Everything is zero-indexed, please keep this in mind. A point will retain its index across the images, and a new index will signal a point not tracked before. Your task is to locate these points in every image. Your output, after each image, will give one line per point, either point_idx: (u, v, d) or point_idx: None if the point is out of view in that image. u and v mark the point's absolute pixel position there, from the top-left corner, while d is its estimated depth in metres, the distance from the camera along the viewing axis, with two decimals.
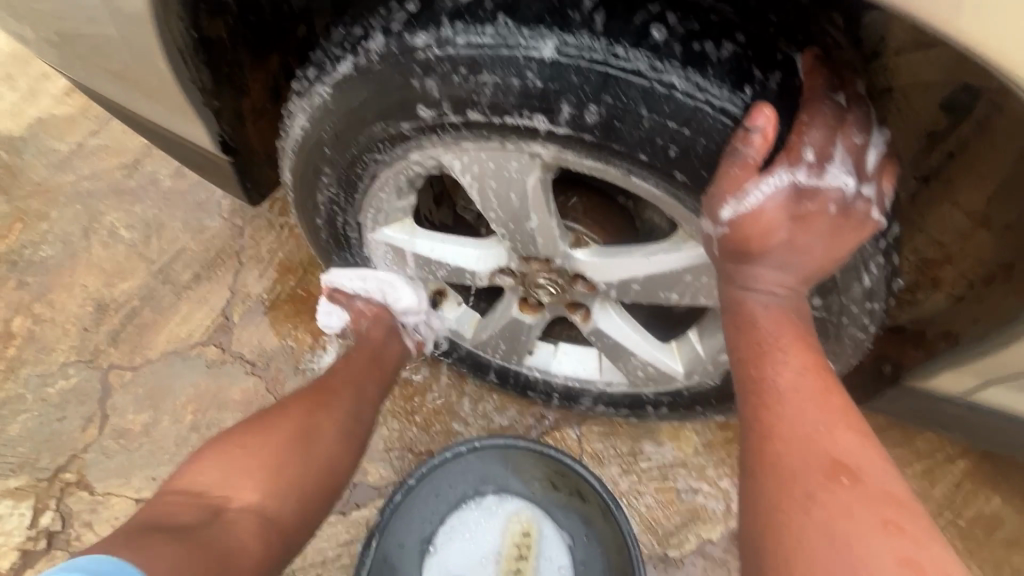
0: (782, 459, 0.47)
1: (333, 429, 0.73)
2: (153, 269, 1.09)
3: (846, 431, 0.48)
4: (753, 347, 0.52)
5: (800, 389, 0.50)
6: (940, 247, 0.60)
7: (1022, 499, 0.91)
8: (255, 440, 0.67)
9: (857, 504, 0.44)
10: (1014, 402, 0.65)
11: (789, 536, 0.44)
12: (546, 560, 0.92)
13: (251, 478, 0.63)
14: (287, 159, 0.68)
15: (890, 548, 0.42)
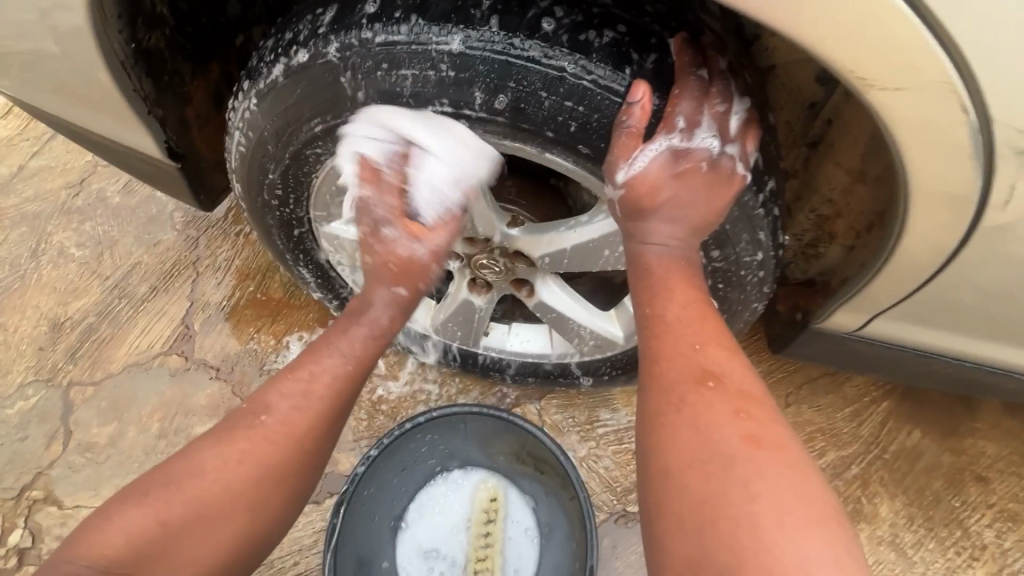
0: (664, 375, 0.60)
1: (273, 490, 0.67)
2: (107, 285, 1.33)
3: (716, 348, 0.60)
4: (647, 290, 0.63)
5: (682, 317, 0.62)
6: (834, 206, 0.84)
7: (875, 429, 1.26)
8: (183, 502, 0.62)
9: (719, 402, 0.56)
10: (892, 332, 0.82)
11: (667, 430, 0.57)
12: (512, 522, 1.04)
13: (178, 559, 0.60)
14: (233, 155, 0.77)
15: (739, 430, 0.54)
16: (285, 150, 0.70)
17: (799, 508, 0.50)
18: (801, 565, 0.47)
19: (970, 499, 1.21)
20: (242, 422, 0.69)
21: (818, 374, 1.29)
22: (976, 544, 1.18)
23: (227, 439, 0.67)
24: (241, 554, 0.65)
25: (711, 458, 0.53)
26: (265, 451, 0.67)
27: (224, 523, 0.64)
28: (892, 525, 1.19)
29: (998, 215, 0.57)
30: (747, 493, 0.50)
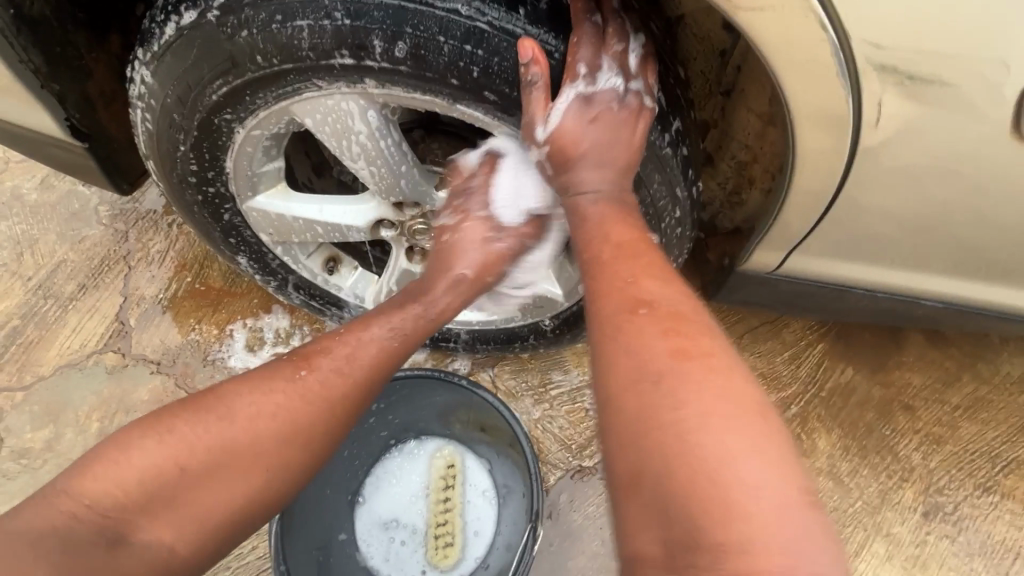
0: (601, 308, 0.62)
1: (298, 455, 0.68)
2: (30, 285, 1.26)
3: (648, 278, 0.62)
4: (584, 234, 0.67)
5: (615, 256, 0.64)
6: (749, 150, 0.88)
7: (813, 368, 1.33)
8: (208, 449, 0.64)
9: (654, 328, 0.58)
10: (808, 267, 0.87)
11: (606, 358, 0.59)
12: (470, 486, 1.05)
13: (185, 506, 0.62)
14: (139, 131, 0.75)
15: (669, 346, 0.56)
16: (192, 120, 0.68)
17: (732, 418, 0.51)
18: (727, 459, 0.49)
19: (899, 426, 1.30)
20: (279, 372, 0.71)
21: (758, 323, 1.36)
22: (907, 467, 1.26)
23: (267, 389, 0.69)
24: (245, 513, 0.66)
25: (649, 377, 0.55)
26: (297, 408, 0.69)
27: (238, 478, 0.65)
28: (829, 455, 1.26)
29: (872, 134, 0.62)
30: (682, 408, 0.52)
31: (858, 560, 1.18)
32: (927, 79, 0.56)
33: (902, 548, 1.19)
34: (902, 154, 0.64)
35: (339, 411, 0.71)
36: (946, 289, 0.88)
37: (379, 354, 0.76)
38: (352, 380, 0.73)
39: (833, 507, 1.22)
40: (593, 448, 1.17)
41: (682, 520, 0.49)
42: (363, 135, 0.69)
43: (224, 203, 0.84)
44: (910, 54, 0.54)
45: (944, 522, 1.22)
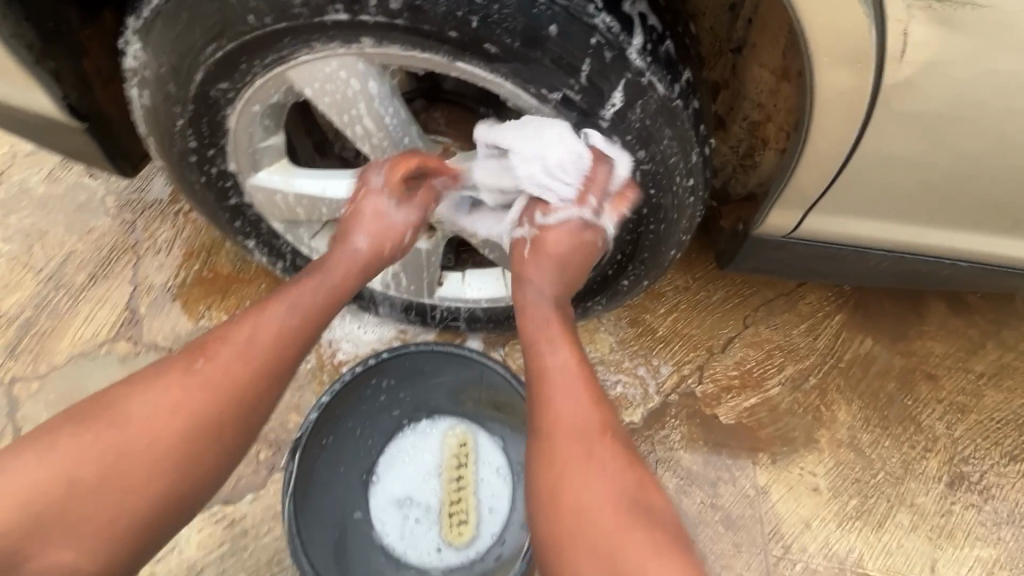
0: (557, 428, 0.67)
1: (201, 446, 0.65)
2: (41, 277, 1.27)
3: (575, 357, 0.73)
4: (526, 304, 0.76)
5: (564, 369, 0.70)
6: (761, 109, 0.85)
7: (832, 339, 1.30)
8: (83, 457, 0.61)
9: (590, 454, 0.65)
10: (826, 227, 0.84)
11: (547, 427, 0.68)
12: (484, 463, 1.04)
13: (80, 520, 0.60)
14: (134, 107, 0.74)
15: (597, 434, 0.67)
16: (186, 91, 0.66)
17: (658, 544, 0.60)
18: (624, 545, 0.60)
19: (921, 396, 1.27)
20: (173, 363, 0.68)
21: (773, 295, 1.33)
22: (931, 437, 1.23)
23: (144, 383, 0.66)
24: (158, 511, 0.64)
25: (579, 511, 0.62)
26: (190, 401, 0.66)
27: (98, 483, 0.61)
28: (850, 427, 1.23)
29: (898, 67, 0.60)
30: (617, 538, 0.60)
31: (882, 531, 1.14)
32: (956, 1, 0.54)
33: (927, 518, 1.15)
34: (927, 92, 0.61)
35: (238, 396, 0.68)
36: (971, 246, 0.85)
37: (275, 339, 0.71)
38: (227, 362, 0.69)
39: (854, 479, 1.17)
40: None
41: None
42: (362, 106, 0.68)
43: (228, 185, 0.84)
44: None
45: (970, 492, 1.18)
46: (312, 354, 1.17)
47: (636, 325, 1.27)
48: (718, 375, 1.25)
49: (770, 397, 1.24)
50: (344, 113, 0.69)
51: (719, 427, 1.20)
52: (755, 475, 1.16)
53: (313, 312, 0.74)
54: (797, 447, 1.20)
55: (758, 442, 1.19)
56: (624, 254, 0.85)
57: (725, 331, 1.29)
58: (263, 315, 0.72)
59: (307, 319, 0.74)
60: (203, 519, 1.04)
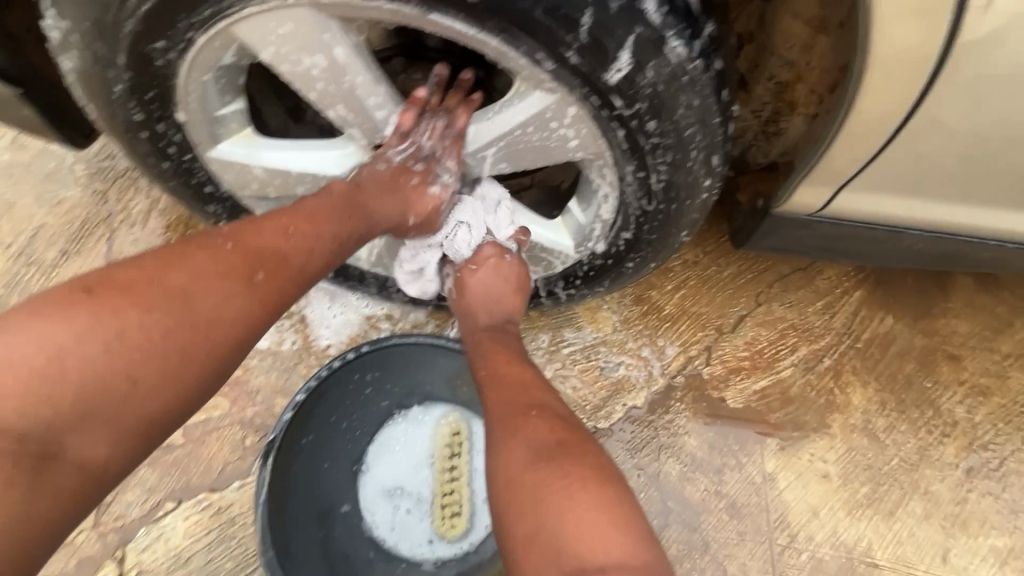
0: (493, 413, 0.72)
1: (232, 352, 0.61)
2: (11, 252, 1.20)
3: (503, 358, 0.79)
4: (468, 326, 0.86)
5: (495, 367, 0.77)
6: (792, 68, 0.73)
7: (848, 316, 1.23)
8: (139, 348, 0.54)
9: (520, 428, 0.68)
10: (859, 207, 0.74)
11: (486, 408, 0.74)
12: (478, 452, 0.99)
13: (114, 409, 0.53)
14: (66, 71, 0.64)
15: (526, 407, 0.71)
16: (117, 50, 0.58)
17: (576, 488, 0.60)
18: (536, 491, 0.61)
19: (942, 378, 1.20)
20: (219, 261, 0.61)
21: (788, 270, 1.25)
22: (949, 421, 1.17)
23: (202, 276, 0.60)
24: (175, 410, 0.57)
25: (511, 481, 0.64)
26: (233, 301, 0.60)
27: (155, 381, 0.55)
28: (865, 411, 1.16)
29: (974, 27, 0.51)
30: (537, 489, 0.61)
31: (893, 520, 1.09)
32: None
33: (940, 506, 1.11)
34: (1001, 55, 0.53)
35: (275, 310, 0.64)
36: (1015, 227, 0.77)
37: (307, 255, 0.67)
38: (283, 280, 0.65)
39: (866, 466, 1.12)
40: (609, 408, 1.13)
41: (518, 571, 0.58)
42: (326, 75, 0.60)
43: (192, 164, 0.75)
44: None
45: (987, 479, 1.13)
46: (299, 335, 1.12)
47: (641, 303, 1.20)
48: (727, 356, 1.18)
49: (782, 379, 1.18)
50: (307, 84, 0.61)
51: (726, 410, 1.14)
52: (762, 461, 1.11)
53: (345, 241, 0.70)
54: (808, 432, 1.14)
55: (767, 427, 1.14)
56: (630, 232, 0.77)
57: (736, 310, 1.21)
58: (294, 236, 0.67)
59: (340, 248, 0.70)
60: (189, 507, 1.01)
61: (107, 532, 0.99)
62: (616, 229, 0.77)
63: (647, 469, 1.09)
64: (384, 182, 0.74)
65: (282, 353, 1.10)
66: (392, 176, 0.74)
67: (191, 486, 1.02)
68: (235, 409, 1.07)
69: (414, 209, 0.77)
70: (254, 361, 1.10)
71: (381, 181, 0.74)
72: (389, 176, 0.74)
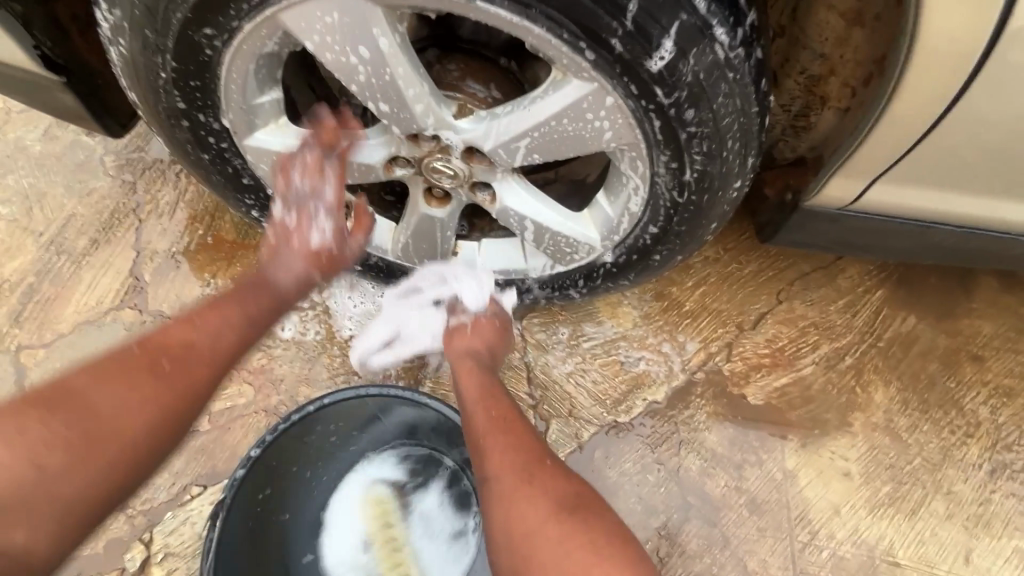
0: (500, 465, 0.73)
1: (154, 439, 0.62)
2: (42, 241, 1.22)
3: (501, 412, 0.80)
4: (462, 375, 0.86)
5: (495, 422, 0.78)
6: (823, 61, 0.73)
7: (869, 315, 1.22)
8: (43, 442, 0.56)
9: (529, 487, 0.70)
10: (892, 200, 0.74)
11: (485, 464, 0.74)
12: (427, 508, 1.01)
13: (39, 500, 0.55)
14: (113, 58, 0.66)
15: (533, 464, 0.72)
16: (166, 36, 0.59)
17: (595, 555, 0.64)
18: (561, 557, 0.64)
19: (965, 378, 1.19)
20: (131, 358, 0.63)
21: (809, 268, 1.24)
22: (973, 422, 1.16)
23: (107, 377, 0.61)
24: (98, 496, 0.58)
25: (528, 535, 0.66)
26: (144, 389, 0.62)
27: (72, 472, 0.56)
28: (887, 410, 1.16)
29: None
30: (564, 552, 0.64)
31: (916, 519, 1.09)
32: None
33: (964, 507, 1.10)
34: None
35: (193, 396, 0.65)
36: None
37: (215, 329, 0.69)
38: (189, 360, 0.66)
39: (888, 465, 1.11)
40: (629, 403, 1.13)
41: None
42: (368, 63, 0.61)
43: (229, 153, 0.76)
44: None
45: (1011, 481, 1.12)
46: (323, 325, 1.14)
47: (661, 299, 1.20)
48: (747, 353, 1.18)
49: (803, 376, 1.17)
50: (350, 73, 0.62)
51: (747, 407, 1.14)
52: (783, 458, 1.11)
53: (254, 315, 0.72)
54: (829, 430, 1.13)
55: (788, 424, 1.13)
56: (659, 225, 0.77)
57: (756, 307, 1.21)
58: (199, 322, 0.69)
59: (248, 322, 0.72)
60: (215, 492, 1.03)
61: (135, 515, 1.01)
62: (643, 222, 0.78)
63: (667, 464, 1.09)
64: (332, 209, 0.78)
65: (307, 343, 1.12)
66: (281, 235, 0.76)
67: (217, 472, 1.04)
68: (260, 397, 1.09)
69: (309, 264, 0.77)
70: (278, 350, 1.12)
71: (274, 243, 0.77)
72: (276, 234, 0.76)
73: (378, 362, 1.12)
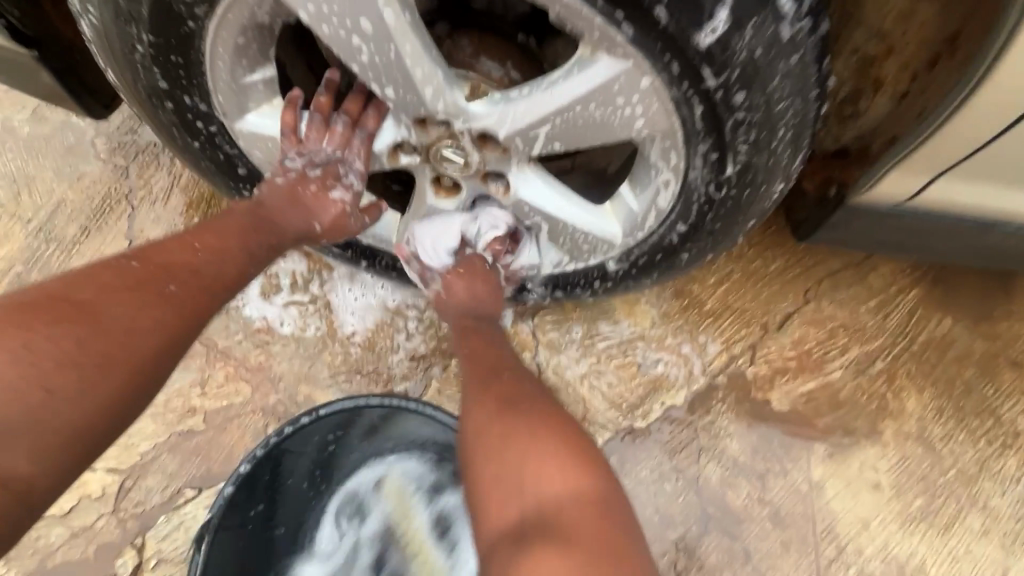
0: (472, 381, 0.75)
1: (156, 361, 0.59)
2: (31, 228, 1.17)
3: (481, 341, 0.82)
4: (447, 314, 0.87)
5: (472, 349, 0.80)
6: (882, 39, 0.64)
7: (903, 316, 1.15)
8: (50, 359, 0.53)
9: (492, 396, 0.71)
10: (953, 196, 0.67)
11: (462, 381, 0.76)
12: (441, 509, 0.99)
13: (42, 420, 0.52)
14: (86, 30, 0.59)
15: (503, 379, 0.74)
16: (140, 3, 0.52)
17: (536, 436, 0.65)
18: (518, 456, 0.64)
19: (1004, 385, 1.11)
20: (130, 275, 0.61)
21: (839, 266, 1.16)
22: (1011, 432, 1.09)
23: (112, 292, 0.59)
24: (104, 421, 0.55)
25: (489, 438, 0.67)
26: (148, 314, 0.59)
27: (73, 392, 0.54)
28: (920, 418, 1.09)
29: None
30: (519, 451, 0.64)
31: (949, 535, 1.03)
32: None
33: (1000, 523, 1.04)
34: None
35: (193, 323, 0.63)
36: None
37: (211, 257, 0.67)
38: (193, 288, 0.64)
39: (920, 477, 1.05)
40: (646, 407, 1.07)
41: (490, 526, 0.62)
42: (371, 38, 0.54)
43: (218, 138, 0.69)
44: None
45: None
46: (323, 321, 1.08)
47: (681, 297, 1.13)
48: (772, 356, 1.11)
49: (831, 381, 1.10)
50: (352, 49, 0.55)
51: (772, 413, 1.08)
52: (808, 468, 1.05)
53: (254, 251, 0.71)
54: (858, 438, 1.07)
55: (815, 432, 1.07)
56: (689, 223, 0.70)
57: (782, 306, 1.14)
58: (202, 249, 0.67)
59: (247, 255, 0.70)
60: (210, 495, 0.98)
61: (126, 518, 0.96)
62: (671, 220, 0.71)
63: (686, 472, 1.04)
64: (317, 191, 0.74)
65: (307, 340, 1.06)
66: (289, 186, 0.73)
67: (213, 474, 0.99)
68: (258, 395, 1.04)
69: (317, 219, 0.75)
70: (277, 347, 1.06)
71: (280, 194, 0.74)
72: (286, 189, 0.73)
73: (381, 360, 1.07)
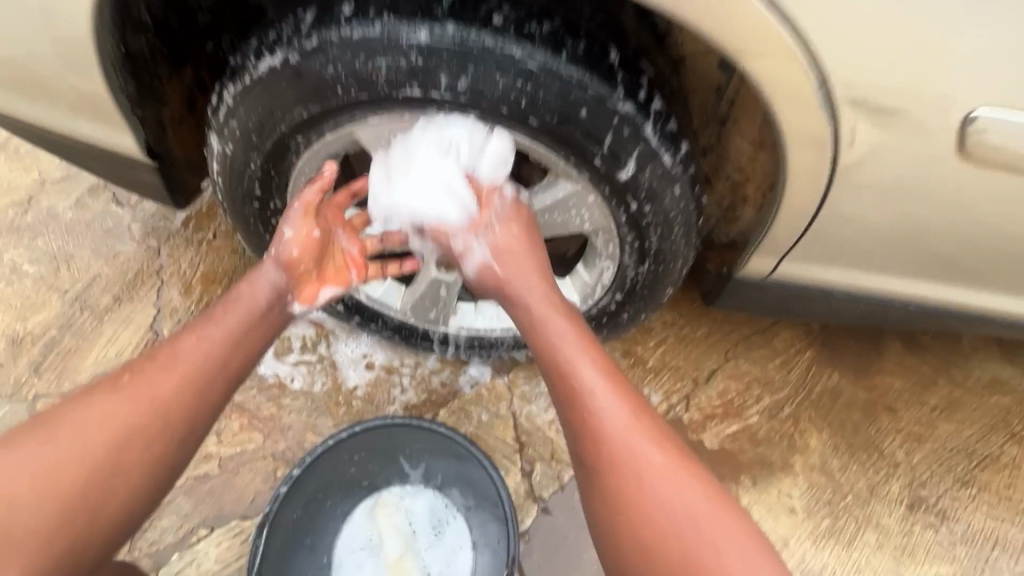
0: (611, 450, 0.75)
1: (139, 456, 0.70)
2: (67, 297, 1.34)
3: (616, 398, 0.78)
4: (555, 360, 0.81)
5: (606, 402, 0.77)
6: (742, 171, 0.98)
7: (803, 371, 1.43)
8: (52, 461, 0.66)
9: (648, 472, 0.73)
10: (796, 272, 0.98)
11: (603, 450, 0.75)
12: (441, 539, 1.10)
13: (35, 515, 0.63)
14: (211, 152, 0.85)
15: (656, 452, 0.75)
16: (266, 141, 0.79)
17: (722, 527, 0.71)
18: (701, 543, 0.69)
19: (883, 426, 1.39)
20: (125, 383, 0.73)
21: (751, 331, 1.46)
22: (892, 462, 1.35)
23: (104, 402, 0.71)
24: (93, 514, 0.66)
25: (650, 518, 0.71)
26: (130, 413, 0.71)
27: (64, 487, 0.65)
28: (821, 453, 1.35)
29: (849, 152, 0.75)
30: (690, 539, 0.70)
31: (851, 549, 1.26)
32: (891, 110, 0.70)
33: (890, 537, 1.28)
34: (876, 169, 0.76)
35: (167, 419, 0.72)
36: (926, 294, 0.99)
37: (192, 359, 0.76)
38: (167, 387, 0.74)
39: (825, 500, 1.29)
40: None
41: None
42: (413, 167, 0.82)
43: (282, 225, 0.94)
44: (874, 88, 0.68)
45: (927, 513, 1.31)
46: (329, 377, 1.26)
47: (627, 356, 1.39)
48: (702, 404, 1.37)
49: (750, 424, 1.36)
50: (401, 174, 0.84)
51: (704, 451, 1.32)
52: (736, 496, 1.28)
53: (225, 349, 0.79)
54: (774, 471, 1.31)
55: (739, 466, 1.31)
56: (622, 293, 0.98)
57: (709, 364, 1.41)
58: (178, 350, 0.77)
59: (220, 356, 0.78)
60: (223, 533, 1.10)
61: (141, 556, 1.08)
62: (612, 290, 0.98)
63: None
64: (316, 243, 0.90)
65: (315, 393, 1.24)
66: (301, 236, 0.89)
67: (225, 513, 1.12)
68: (268, 442, 1.18)
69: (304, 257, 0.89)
70: (288, 400, 1.23)
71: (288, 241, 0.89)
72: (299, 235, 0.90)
73: (380, 411, 1.25)
